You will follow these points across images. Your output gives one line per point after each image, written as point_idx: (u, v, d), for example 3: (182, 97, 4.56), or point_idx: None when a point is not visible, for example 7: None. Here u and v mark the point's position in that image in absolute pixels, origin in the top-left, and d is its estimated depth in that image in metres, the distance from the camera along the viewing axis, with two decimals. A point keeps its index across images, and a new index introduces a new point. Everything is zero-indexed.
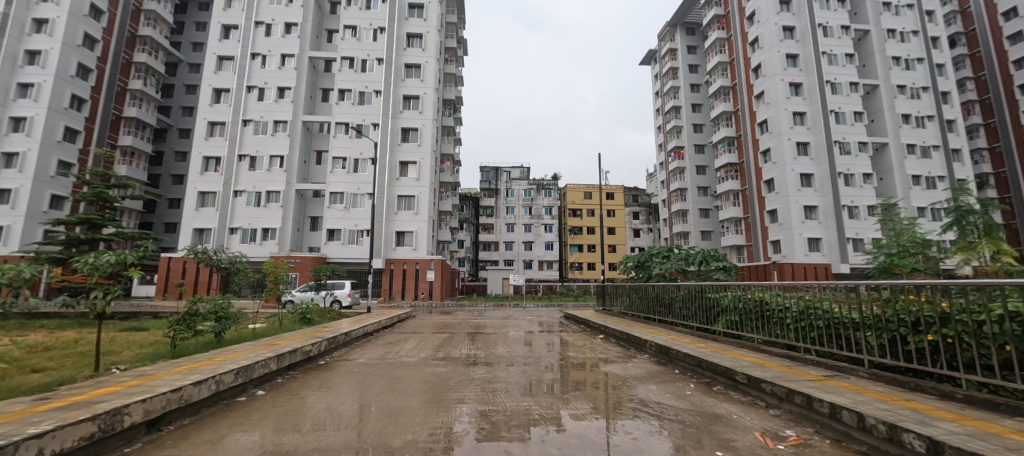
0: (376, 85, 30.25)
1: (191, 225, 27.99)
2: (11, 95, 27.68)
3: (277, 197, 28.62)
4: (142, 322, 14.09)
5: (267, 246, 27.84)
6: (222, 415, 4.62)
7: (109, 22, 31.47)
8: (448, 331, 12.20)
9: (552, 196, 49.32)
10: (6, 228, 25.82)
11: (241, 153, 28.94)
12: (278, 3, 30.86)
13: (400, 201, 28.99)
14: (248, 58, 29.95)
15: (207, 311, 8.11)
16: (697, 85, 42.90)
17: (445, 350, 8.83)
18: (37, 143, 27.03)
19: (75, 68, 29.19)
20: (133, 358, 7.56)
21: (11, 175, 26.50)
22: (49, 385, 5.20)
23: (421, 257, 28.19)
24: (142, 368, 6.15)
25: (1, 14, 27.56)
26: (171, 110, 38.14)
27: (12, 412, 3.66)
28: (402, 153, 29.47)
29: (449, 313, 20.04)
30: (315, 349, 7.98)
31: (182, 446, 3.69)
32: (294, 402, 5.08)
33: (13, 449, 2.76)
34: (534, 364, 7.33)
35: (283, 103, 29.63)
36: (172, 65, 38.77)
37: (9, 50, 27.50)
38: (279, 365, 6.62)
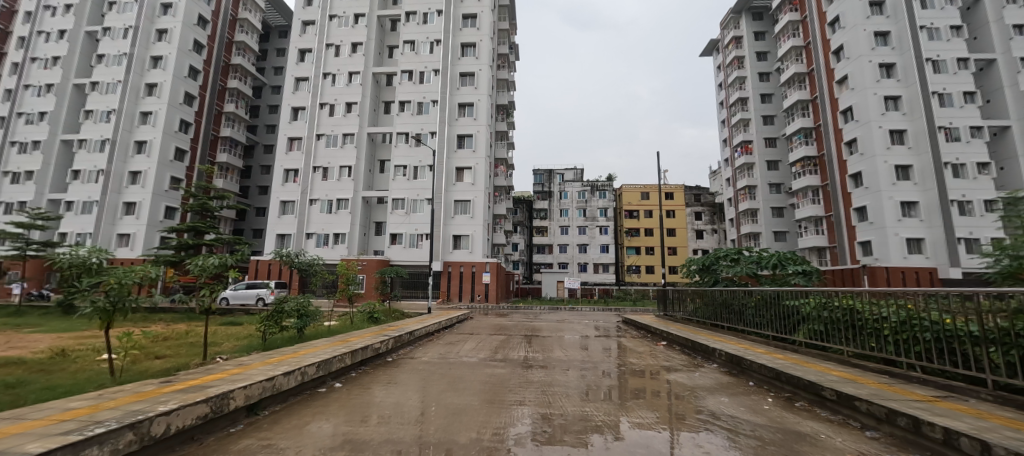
0: (433, 95, 31.49)
1: (274, 231, 31.03)
2: (135, 122, 32.52)
3: (346, 204, 30.93)
4: (236, 318, 15.92)
5: (338, 250, 30.23)
6: (306, 404, 5.07)
7: (208, 54, 36.08)
8: (505, 333, 12.37)
9: (607, 198, 48.16)
10: (133, 234, 30.49)
11: (316, 165, 31.64)
12: (346, 25, 33.50)
13: (456, 206, 29.96)
14: (321, 77, 32.77)
15: (291, 308, 8.98)
16: (766, 73, 39.71)
17: (503, 352, 8.98)
18: (156, 163, 31.66)
19: (183, 96, 33.84)
20: (231, 349, 8.56)
21: (136, 190, 31.25)
22: (170, 370, 6.06)
23: (476, 260, 28.87)
24: (240, 358, 6.94)
25: (128, 55, 32.56)
26: (257, 128, 42.80)
27: (145, 392, 4.35)
28: (458, 159, 30.44)
29: (504, 315, 20.36)
30: (383, 346, 8.50)
31: (275, 429, 4.13)
32: (368, 395, 5.47)
33: (147, 423, 3.34)
34: (592, 369, 7.21)
35: (350, 116, 32.01)
36: (258, 88, 43.50)
37: (134, 84, 32.39)
38: (353, 360, 7.13)
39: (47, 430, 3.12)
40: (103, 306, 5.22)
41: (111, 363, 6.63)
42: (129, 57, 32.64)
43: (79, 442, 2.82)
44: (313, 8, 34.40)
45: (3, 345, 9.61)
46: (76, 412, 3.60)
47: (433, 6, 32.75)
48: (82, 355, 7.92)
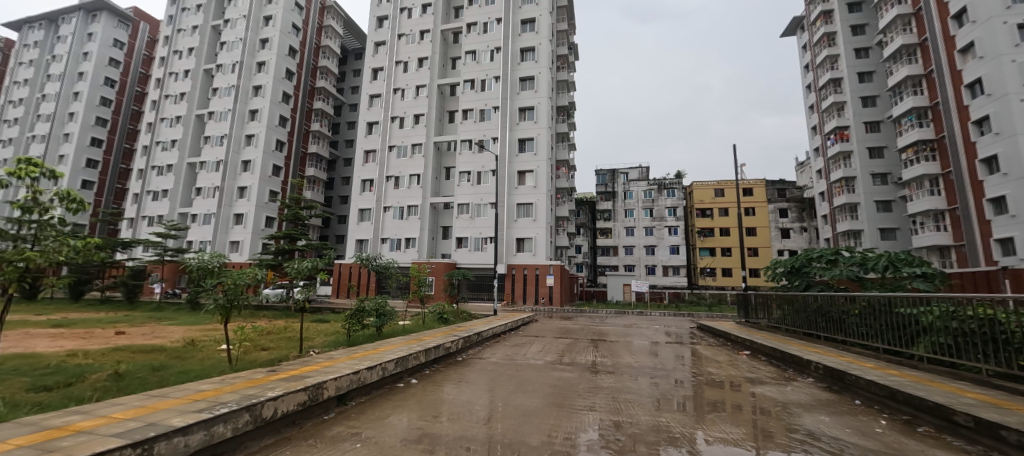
0: (494, 101, 32.22)
1: (354, 237, 33.75)
2: (241, 144, 37.39)
3: (415, 210, 32.73)
4: (323, 316, 17.60)
5: (409, 253, 32.14)
6: (386, 398, 5.43)
7: (297, 80, 40.44)
8: (571, 337, 12.21)
9: (676, 196, 45.62)
10: (241, 242, 35.05)
11: (388, 175, 33.90)
12: (413, 42, 35.64)
13: (519, 209, 30.25)
14: (392, 93, 35.11)
15: (370, 308, 9.70)
16: (864, 49, 35.00)
17: (569, 355, 8.87)
18: (258, 178, 36.21)
19: (278, 119, 38.29)
20: (321, 344, 9.46)
21: (244, 203, 35.90)
22: (274, 361, 6.87)
23: (540, 263, 28.85)
24: (328, 352, 7.65)
25: (236, 86, 37.51)
26: (338, 143, 46.96)
27: (256, 379, 4.98)
28: (519, 163, 30.72)
29: (569, 319, 20.12)
30: (454, 346, 8.83)
31: (360, 419, 4.48)
32: (441, 392, 5.72)
33: (258, 406, 3.83)
34: (665, 377, 6.83)
35: (418, 128, 33.91)
36: (338, 107, 47.79)
37: (240, 111, 37.29)
38: (427, 358, 7.50)
39: (184, 407, 3.70)
40: (222, 303, 6.10)
41: (228, 353, 7.68)
42: (236, 88, 37.61)
43: (209, 420, 3.35)
44: (384, 29, 37.02)
45: (149, 334, 11.55)
46: (205, 393, 4.23)
47: (492, 15, 33.57)
48: (206, 345, 9.25)
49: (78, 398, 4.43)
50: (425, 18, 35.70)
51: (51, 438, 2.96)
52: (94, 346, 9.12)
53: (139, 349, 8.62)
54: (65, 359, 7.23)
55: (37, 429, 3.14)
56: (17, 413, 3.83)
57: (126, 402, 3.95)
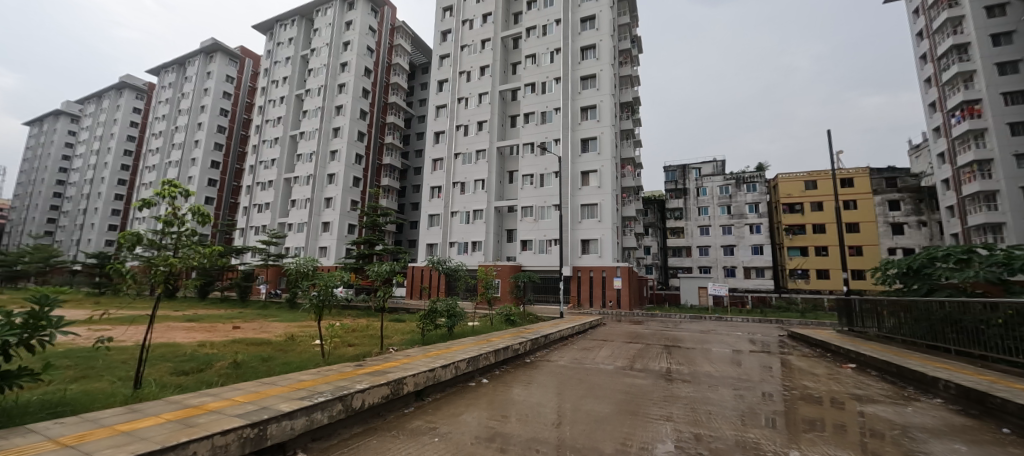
0: (555, 102, 32.06)
1: (425, 241, 35.54)
2: (327, 159, 41.28)
3: (481, 214, 33.62)
4: (400, 315, 18.78)
5: (475, 256, 33.02)
6: (460, 396, 5.65)
7: (372, 97, 43.86)
8: (642, 342, 11.71)
9: (758, 191, 41.73)
10: (329, 247, 38.71)
11: (454, 181, 35.29)
12: (474, 52, 36.82)
13: (583, 210, 29.73)
14: (456, 103, 36.56)
15: (442, 309, 10.16)
16: (998, 6, 29.34)
17: (641, 361, 8.51)
18: (341, 189, 39.77)
19: (356, 134, 41.77)
20: (399, 342, 10.11)
21: (330, 213, 39.62)
22: (359, 356, 7.50)
23: (606, 265, 28.03)
24: (406, 350, 8.14)
25: (322, 107, 41.67)
26: (409, 154, 49.91)
27: (346, 372, 5.47)
28: (583, 164, 30.26)
29: (640, 323, 19.29)
30: (522, 347, 8.91)
31: (437, 415, 4.72)
32: (512, 393, 5.80)
33: (348, 397, 4.20)
34: (750, 389, 6.26)
35: (482, 134, 34.86)
36: (408, 119, 50.89)
37: (326, 129, 41.29)
38: (497, 358, 7.66)
39: (288, 394, 4.19)
40: (316, 302, 6.82)
41: (321, 348, 8.53)
42: (322, 109, 41.75)
43: (309, 407, 3.75)
44: (448, 42, 38.66)
45: (257, 329, 13.24)
46: (305, 383, 4.74)
47: (551, 17, 33.51)
48: (302, 340, 10.36)
49: (209, 382, 5.22)
50: (485, 28, 36.74)
51: (190, 414, 3.52)
52: (217, 338, 10.67)
53: (251, 342, 9.92)
54: (197, 348, 8.56)
55: (181, 407, 3.75)
56: (165, 392, 4.62)
57: (245, 387, 4.58)
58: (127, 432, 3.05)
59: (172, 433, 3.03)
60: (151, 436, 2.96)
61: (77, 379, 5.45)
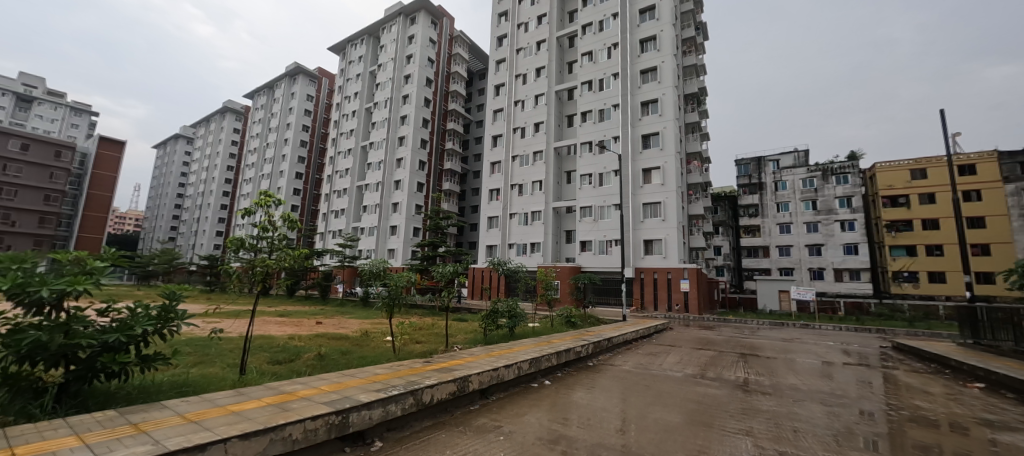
0: (613, 99, 31.15)
1: (485, 242, 36.30)
2: (393, 166, 43.85)
3: (539, 215, 33.65)
4: (463, 315, 19.40)
5: (534, 258, 33.10)
6: (523, 396, 5.68)
7: (433, 106, 45.86)
8: (714, 349, 10.94)
9: (850, 183, 37.25)
10: (396, 249, 41.08)
11: (513, 183, 35.70)
12: (530, 54, 37.05)
13: (645, 209, 28.47)
14: (513, 106, 37.02)
15: (502, 309, 10.35)
16: None
17: (714, 370, 7.96)
18: (407, 195, 41.98)
19: (419, 141, 43.90)
20: (462, 341, 10.46)
21: (397, 217, 41.98)
22: (426, 353, 7.88)
23: (672, 266, 26.59)
24: (469, 349, 8.38)
25: (388, 118, 44.38)
26: (468, 158, 51.32)
27: (416, 368, 5.76)
28: (644, 160, 29.01)
29: (711, 329, 18.06)
30: (585, 350, 8.76)
31: (502, 414, 4.80)
32: (574, 396, 5.74)
33: (418, 392, 4.41)
34: (845, 406, 5.58)
35: (539, 136, 34.93)
36: (467, 125, 52.40)
37: (392, 138, 43.89)
38: (559, 361, 7.61)
39: (367, 386, 4.52)
40: (388, 301, 7.31)
41: (392, 344, 9.08)
42: (388, 120, 44.48)
43: (384, 399, 4.00)
44: (503, 47, 39.24)
45: (336, 325, 14.45)
46: (380, 376, 5.09)
47: (608, 11, 32.67)
48: (375, 336, 11.12)
49: (299, 371, 5.80)
50: (540, 30, 36.85)
51: (284, 400, 3.93)
52: (304, 332, 11.81)
53: (331, 336, 10.84)
54: (288, 341, 9.54)
55: (277, 393, 4.20)
56: (263, 379, 5.22)
57: (329, 378, 5.01)
58: (236, 412, 3.49)
59: (271, 415, 3.42)
60: (254, 416, 3.35)
61: (197, 363, 6.36)
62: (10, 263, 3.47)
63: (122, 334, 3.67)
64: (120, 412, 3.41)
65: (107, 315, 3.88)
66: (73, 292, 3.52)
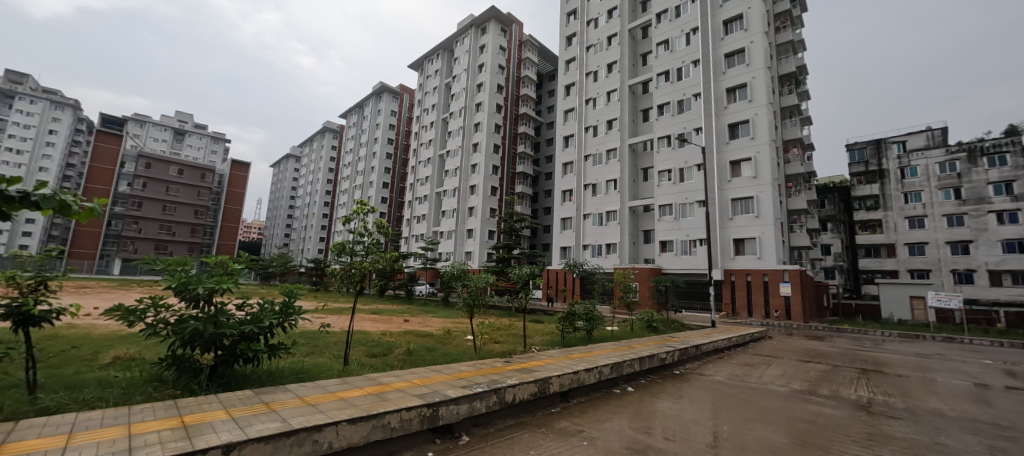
0: (694, 88, 29.01)
1: (559, 244, 36.05)
2: (468, 171, 45.66)
3: (615, 215, 32.59)
4: (539, 317, 19.50)
5: (611, 259, 32.08)
6: (605, 402, 5.52)
7: (505, 111, 46.96)
8: (827, 362, 9.59)
9: (1008, 165, 30.51)
10: (473, 252, 42.65)
11: (586, 183, 35.02)
12: (601, 50, 36.15)
13: (734, 206, 26.01)
14: (584, 105, 36.41)
15: (580, 311, 10.21)
16: None
17: (827, 386, 6.99)
18: (481, 199, 43.40)
19: (492, 147, 45.17)
20: (540, 342, 10.51)
21: (473, 221, 43.55)
22: (506, 354, 8.05)
23: (769, 268, 23.94)
24: (548, 351, 8.38)
25: (463, 125, 46.36)
26: (540, 160, 51.52)
27: (497, 367, 5.90)
28: (731, 152, 26.53)
29: (821, 339, 15.89)
30: (670, 357, 8.24)
31: (584, 418, 4.72)
32: (657, 404, 5.44)
33: (500, 390, 4.50)
34: (1011, 440, 4.55)
35: (612, 133, 33.90)
36: (538, 127, 52.66)
37: (466, 144, 45.78)
38: (642, 367, 7.25)
39: (452, 382, 4.74)
40: (468, 301, 7.61)
41: (473, 343, 9.44)
42: (462, 127, 46.53)
43: (470, 396, 4.17)
44: (573, 46, 38.78)
45: (421, 323, 15.42)
46: (464, 373, 5.31)
47: None
48: (456, 335, 11.64)
49: (391, 365, 6.28)
50: (611, 24, 35.79)
51: (381, 390, 4.27)
52: (393, 329, 12.79)
53: (417, 333, 11.60)
54: (380, 336, 10.40)
55: (374, 384, 4.59)
56: (362, 370, 5.76)
57: (418, 373, 5.34)
58: (343, 398, 3.89)
59: (372, 403, 3.75)
60: (359, 403, 3.71)
61: (310, 353, 7.23)
62: (175, 265, 4.26)
63: (254, 326, 4.29)
64: (254, 392, 4.00)
65: (243, 309, 4.55)
66: (218, 289, 4.22)
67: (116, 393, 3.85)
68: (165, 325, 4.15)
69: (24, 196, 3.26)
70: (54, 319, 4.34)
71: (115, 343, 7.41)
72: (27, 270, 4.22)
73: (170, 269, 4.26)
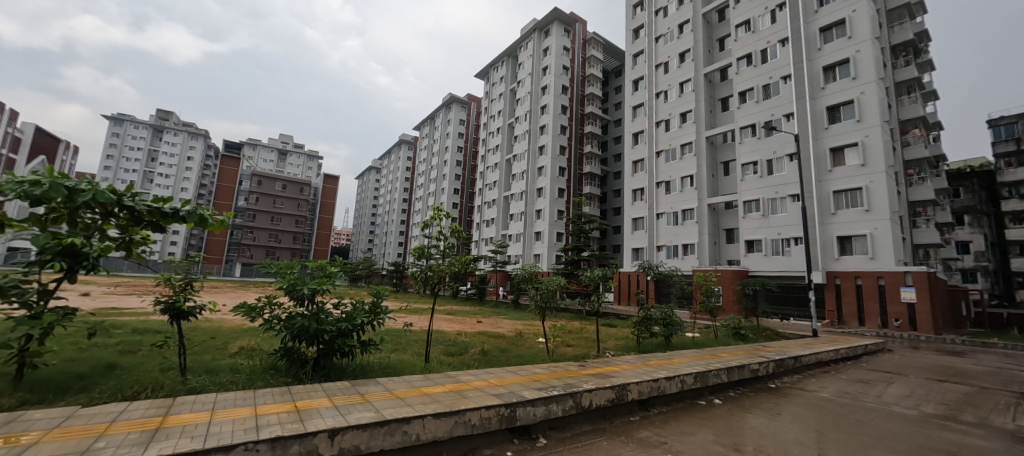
0: (782, 70, 26.21)
1: (630, 245, 34.71)
2: (535, 174, 45.85)
3: (691, 214, 30.55)
4: (611, 320, 19.01)
5: (688, 260, 30.09)
6: (689, 414, 5.16)
7: (570, 111, 46.51)
8: (971, 384, 7.99)
9: None
10: (542, 254, 42.70)
11: (658, 181, 33.28)
12: (671, 39, 34.23)
13: (836, 199, 22.98)
14: (654, 98, 34.71)
15: (657, 316, 9.67)
16: None
17: (972, 412, 5.82)
18: (549, 201, 43.38)
19: (558, 148, 44.96)
20: (614, 347, 10.18)
21: (540, 223, 43.62)
22: (580, 358, 7.91)
23: (884, 270, 20.73)
24: (624, 357, 8.08)
25: (529, 129, 46.74)
26: (608, 160, 50.13)
27: (572, 371, 5.82)
28: (831, 138, 23.47)
29: (959, 354, 13.34)
30: (764, 369, 7.48)
31: (666, 429, 4.46)
32: (748, 420, 4.97)
33: (575, 395, 4.43)
34: None
35: (686, 126, 31.86)
36: (605, 126, 51.30)
37: (532, 147, 46.08)
38: (731, 378, 6.67)
39: (528, 384, 4.78)
40: (540, 304, 7.63)
41: (546, 346, 9.43)
42: (528, 131, 46.94)
43: (546, 398, 4.17)
44: (641, 38, 37.27)
45: (494, 325, 15.77)
46: (539, 376, 5.32)
47: None
48: (528, 337, 11.74)
49: (468, 364, 6.52)
50: (681, 11, 33.74)
51: (461, 388, 4.45)
52: (468, 329, 13.29)
53: (491, 334, 11.88)
54: (456, 336, 10.86)
55: (454, 382, 4.78)
56: (442, 367, 6.04)
57: (495, 373, 5.46)
58: (428, 393, 4.12)
59: (454, 399, 3.92)
60: (441, 399, 3.90)
61: (396, 350, 7.78)
62: (285, 268, 4.86)
63: (349, 323, 4.72)
64: (352, 383, 4.40)
65: (339, 308, 5.03)
66: (320, 290, 4.73)
67: (244, 378, 4.48)
68: (278, 321, 4.73)
69: (175, 211, 3.97)
70: (197, 314, 5.15)
71: (239, 335, 8.63)
72: (178, 272, 5.08)
73: (281, 271, 4.86)
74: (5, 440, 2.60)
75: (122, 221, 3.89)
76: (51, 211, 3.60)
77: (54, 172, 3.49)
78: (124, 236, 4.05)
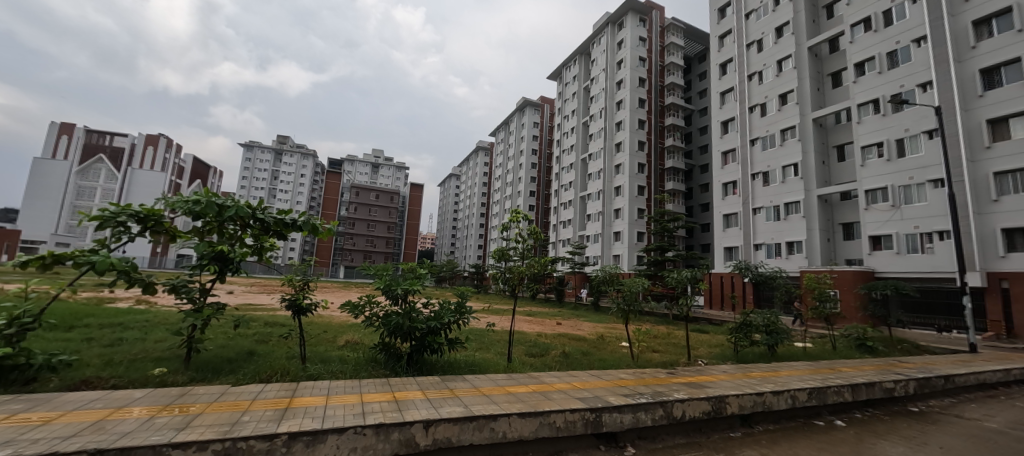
0: (913, 32, 22.08)
1: (722, 244, 31.95)
2: (612, 172, 44.36)
3: (797, 207, 27.08)
4: (702, 326, 17.63)
5: (795, 260, 26.74)
6: (804, 435, 4.55)
7: (649, 104, 44.25)
8: None
9: None
10: (622, 255, 41.14)
11: (754, 172, 30.08)
12: (765, 14, 30.84)
13: (998, 182, 18.61)
14: (746, 81, 31.50)
15: (757, 322, 8.67)
16: None
17: None
18: (628, 200, 41.63)
19: (637, 144, 43.04)
20: (708, 355, 9.45)
21: (619, 223, 42.07)
22: (668, 364, 7.45)
23: None
24: (720, 366, 7.44)
25: (605, 126, 45.42)
26: (693, 153, 46.70)
27: (661, 378, 5.50)
28: (985, 108, 19.11)
29: None
30: (902, 389, 6.30)
31: (775, 449, 4.01)
32: (878, 448, 4.23)
33: (663, 405, 4.15)
34: None
35: (787, 109, 28.38)
36: (689, 116, 47.89)
37: (609, 144, 44.66)
38: (856, 397, 5.72)
39: (614, 390, 4.63)
40: (623, 306, 7.36)
41: (631, 350, 9.05)
42: (604, 128, 45.64)
43: (634, 406, 4.00)
44: (728, 17, 34.09)
45: (575, 327, 15.57)
46: (625, 382, 5.11)
47: None
48: (612, 340, 11.43)
49: (550, 366, 6.53)
50: None
51: (544, 389, 4.46)
52: (548, 331, 13.34)
53: (572, 337, 11.77)
54: (538, 337, 10.95)
55: (538, 383, 4.81)
56: (526, 368, 6.13)
57: (579, 376, 5.36)
58: (514, 393, 4.21)
59: (537, 400, 3.95)
60: (525, 399, 3.95)
61: (482, 349, 8.09)
62: (381, 270, 5.32)
63: (437, 321, 5.02)
64: (441, 378, 4.67)
65: (429, 307, 5.35)
66: (411, 290, 5.08)
67: (350, 368, 4.99)
68: (376, 318, 5.16)
69: (294, 221, 4.62)
70: (314, 310, 5.83)
71: (346, 330, 9.74)
72: (297, 274, 5.86)
73: (378, 273, 5.33)
74: (180, 409, 3.22)
75: (255, 230, 4.63)
76: (206, 224, 4.43)
77: (209, 192, 4.25)
78: (257, 243, 4.82)
